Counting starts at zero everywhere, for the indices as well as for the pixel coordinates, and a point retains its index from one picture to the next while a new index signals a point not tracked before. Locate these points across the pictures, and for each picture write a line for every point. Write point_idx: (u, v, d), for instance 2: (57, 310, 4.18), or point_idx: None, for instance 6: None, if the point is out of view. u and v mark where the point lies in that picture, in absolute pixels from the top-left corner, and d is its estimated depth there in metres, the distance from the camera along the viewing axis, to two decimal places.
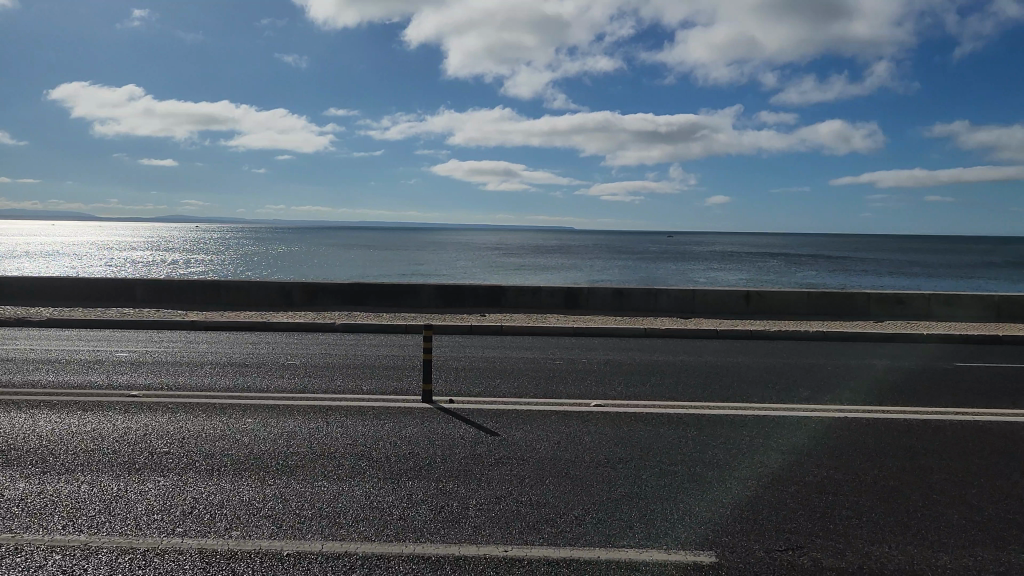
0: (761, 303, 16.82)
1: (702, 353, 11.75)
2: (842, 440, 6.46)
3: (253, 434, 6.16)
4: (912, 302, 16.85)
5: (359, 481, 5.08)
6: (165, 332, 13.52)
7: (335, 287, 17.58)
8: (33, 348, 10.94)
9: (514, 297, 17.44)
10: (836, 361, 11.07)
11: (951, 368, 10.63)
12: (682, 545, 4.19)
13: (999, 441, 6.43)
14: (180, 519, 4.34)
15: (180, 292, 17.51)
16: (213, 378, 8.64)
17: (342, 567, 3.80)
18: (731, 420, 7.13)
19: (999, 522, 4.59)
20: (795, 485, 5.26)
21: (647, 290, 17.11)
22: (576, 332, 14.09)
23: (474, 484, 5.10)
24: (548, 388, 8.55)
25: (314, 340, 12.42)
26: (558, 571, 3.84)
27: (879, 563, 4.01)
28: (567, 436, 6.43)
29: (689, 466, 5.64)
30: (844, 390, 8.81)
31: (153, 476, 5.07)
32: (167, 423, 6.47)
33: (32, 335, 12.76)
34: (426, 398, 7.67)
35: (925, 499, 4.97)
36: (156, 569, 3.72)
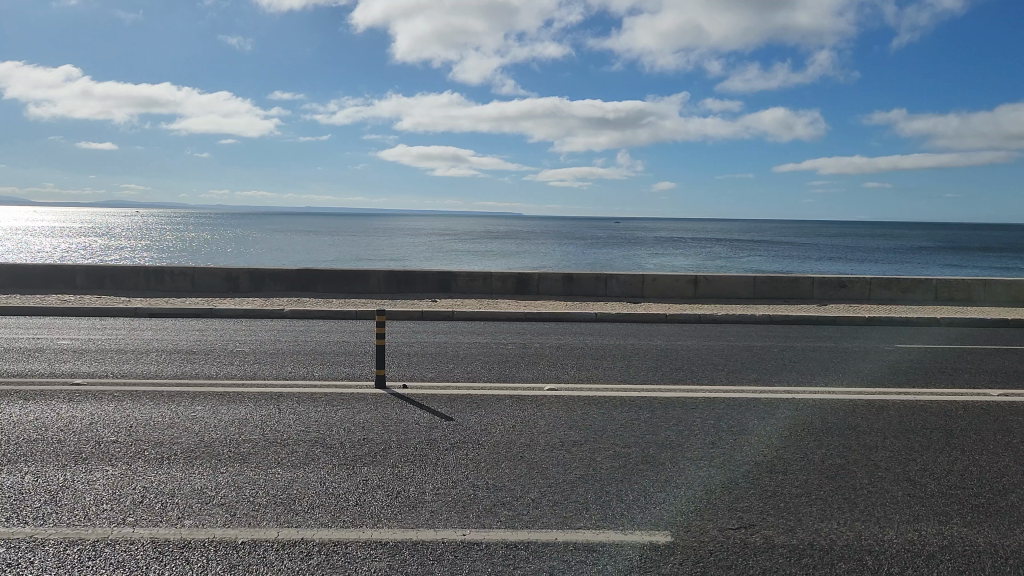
0: (709, 288, 17.09)
1: (653, 337, 11.89)
2: (790, 420, 6.61)
3: (203, 422, 6.04)
4: (854, 286, 17.31)
5: (313, 467, 5.03)
6: (107, 319, 13.14)
7: (283, 273, 17.31)
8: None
9: (465, 282, 17.41)
10: (782, 344, 11.32)
11: (891, 349, 10.97)
12: (638, 525, 4.24)
13: (939, 419, 6.66)
14: (129, 509, 4.24)
15: (122, 279, 17.06)
16: (158, 366, 8.43)
17: (299, 554, 3.76)
18: (683, 402, 7.24)
19: (940, 496, 4.76)
20: (745, 464, 5.37)
21: (597, 275, 17.24)
22: (528, 317, 14.14)
23: (430, 469, 5.08)
24: (502, 373, 8.57)
25: (263, 327, 12.22)
26: (518, 554, 3.85)
27: (830, 539, 4.11)
28: (522, 419, 6.45)
29: (643, 447, 5.71)
30: (790, 371, 9.01)
31: (101, 466, 4.94)
32: (114, 412, 6.30)
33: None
34: (380, 383, 7.61)
35: (871, 476, 5.13)
36: (107, 559, 3.64)
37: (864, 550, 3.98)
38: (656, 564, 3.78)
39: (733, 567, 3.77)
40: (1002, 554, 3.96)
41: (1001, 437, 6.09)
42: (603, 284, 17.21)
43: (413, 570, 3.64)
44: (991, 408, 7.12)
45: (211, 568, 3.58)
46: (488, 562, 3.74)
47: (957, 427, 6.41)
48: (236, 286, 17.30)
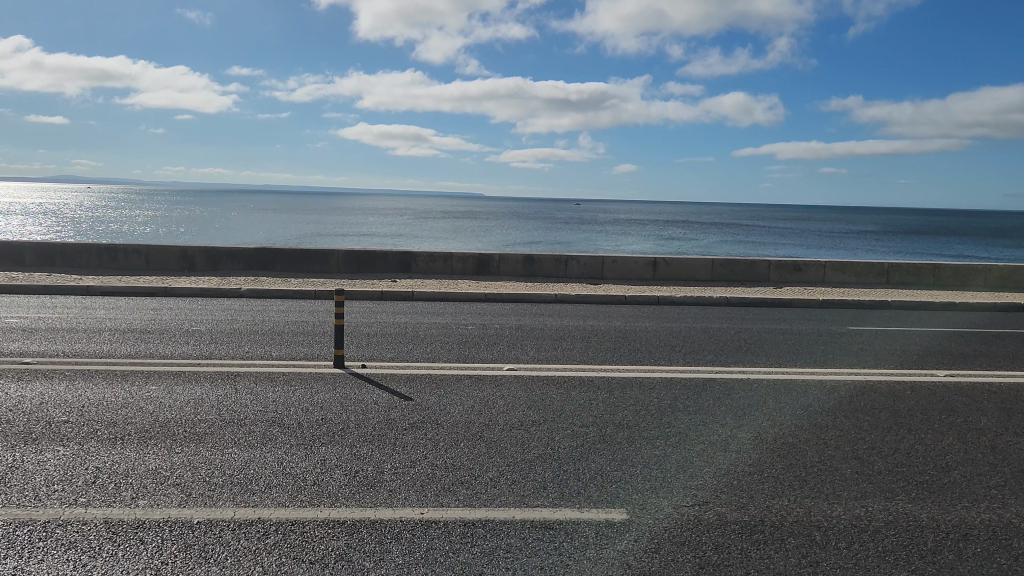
0: (669, 270, 17.26)
1: (611, 318, 11.99)
2: (744, 400, 6.73)
3: (158, 402, 5.96)
4: (809, 269, 17.62)
5: (270, 448, 5.00)
6: (57, 297, 12.85)
7: (240, 252, 17.07)
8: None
9: (425, 263, 17.35)
10: (740, 326, 11.48)
11: (843, 331, 11.21)
12: (594, 504, 4.30)
13: (888, 399, 6.84)
14: (82, 489, 4.17)
15: (73, 256, 16.68)
16: (112, 345, 8.28)
17: (256, 533, 3.74)
18: (640, 382, 7.33)
19: (887, 474, 4.90)
20: (700, 443, 5.46)
21: (558, 256, 17.30)
22: (489, 298, 14.15)
23: (389, 449, 5.08)
24: (461, 353, 8.59)
25: (219, 306, 12.05)
26: (476, 532, 3.89)
27: (780, 515, 4.22)
28: (481, 399, 6.47)
29: (600, 427, 5.77)
30: (746, 353, 9.16)
31: (52, 446, 4.85)
32: (66, 391, 6.19)
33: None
34: (338, 363, 7.57)
35: (821, 454, 5.26)
36: (58, 540, 3.59)
37: (813, 526, 4.09)
38: (612, 541, 3.84)
39: (686, 543, 3.85)
40: (946, 528, 4.10)
41: (946, 416, 6.28)
42: (564, 266, 17.29)
43: (371, 549, 3.65)
44: (937, 388, 7.34)
45: (167, 548, 3.55)
46: (445, 540, 3.78)
47: (904, 407, 6.59)
48: (192, 264, 17.03)
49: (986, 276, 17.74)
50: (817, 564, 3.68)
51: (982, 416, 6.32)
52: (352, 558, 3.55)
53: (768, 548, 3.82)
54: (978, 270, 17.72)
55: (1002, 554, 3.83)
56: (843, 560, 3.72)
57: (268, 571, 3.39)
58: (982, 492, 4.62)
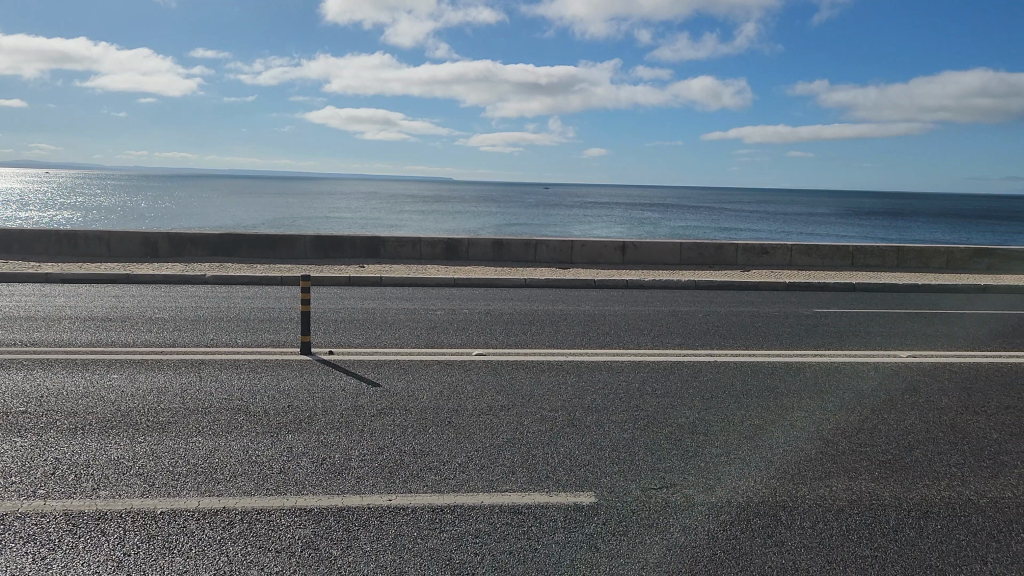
0: (637, 254, 17.34)
1: (580, 302, 12.01)
2: (711, 382, 6.78)
3: (120, 390, 5.86)
4: (775, 252, 17.79)
5: (235, 436, 4.93)
6: (14, 285, 12.57)
7: (204, 238, 16.82)
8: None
9: (394, 248, 17.24)
10: (707, 309, 11.56)
11: (808, 313, 11.34)
12: (562, 487, 4.31)
13: (852, 380, 6.94)
14: (42, 480, 4.09)
15: (31, 243, 16.33)
16: (72, 334, 8.12)
17: (221, 523, 3.70)
18: (609, 365, 7.37)
19: (851, 453, 4.97)
20: (668, 426, 5.49)
21: (527, 241, 17.28)
22: (458, 283, 14.11)
23: (356, 436, 5.05)
24: (429, 339, 8.56)
25: (183, 293, 11.88)
26: (445, 517, 3.87)
27: (746, 496, 4.26)
28: (449, 385, 6.45)
29: (568, 411, 5.79)
30: (713, 336, 9.22)
31: (9, 438, 4.74)
32: (24, 381, 6.06)
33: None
34: (305, 350, 7.50)
35: (786, 435, 5.31)
36: (17, 533, 3.51)
37: (778, 506, 4.13)
38: (580, 524, 3.85)
39: (653, 525, 3.87)
40: (907, 506, 4.17)
41: (909, 396, 6.39)
42: (532, 250, 17.27)
43: (339, 536, 3.62)
44: (899, 368, 7.47)
45: (129, 539, 3.50)
46: (414, 526, 3.76)
47: (868, 387, 6.70)
48: (155, 250, 16.76)
49: (948, 258, 18.06)
50: (781, 543, 3.72)
51: (944, 395, 6.44)
52: (319, 546, 3.52)
53: (734, 529, 3.86)
54: (940, 251, 18.02)
55: (963, 530, 3.90)
56: (808, 540, 3.76)
57: (234, 560, 3.36)
58: (942, 470, 4.71)
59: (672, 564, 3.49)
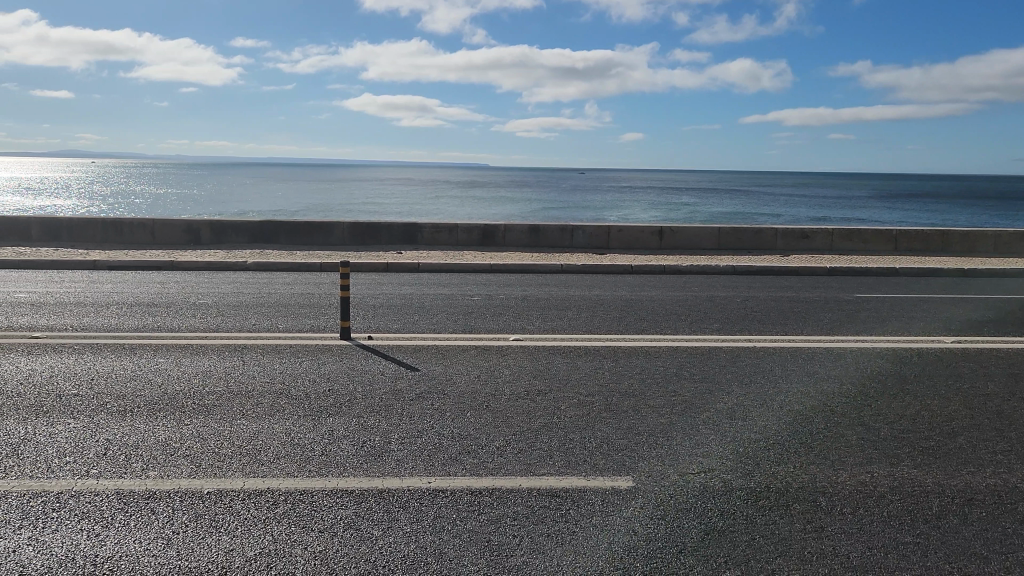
0: (675, 239, 17.21)
1: (617, 288, 11.98)
2: (750, 368, 6.74)
3: (166, 374, 6.01)
4: (816, 236, 17.53)
5: (278, 418, 5.04)
6: (64, 272, 12.89)
7: (244, 225, 17.06)
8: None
9: (431, 234, 17.33)
10: (745, 294, 11.45)
11: (849, 298, 11.18)
12: (599, 472, 4.33)
13: (895, 366, 6.84)
14: (94, 460, 4.22)
15: (79, 231, 16.71)
16: (119, 319, 8.32)
17: (265, 503, 3.79)
18: (646, 351, 7.35)
19: (893, 440, 4.91)
20: (706, 411, 5.47)
21: (563, 226, 17.24)
22: (494, 269, 14.15)
23: (395, 419, 5.12)
24: (467, 324, 8.61)
25: (225, 279, 12.07)
26: (483, 500, 3.92)
27: (786, 481, 4.24)
28: (486, 369, 6.50)
29: (605, 396, 5.80)
30: (751, 321, 9.14)
31: (63, 419, 4.89)
32: (74, 364, 6.24)
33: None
34: (344, 335, 7.60)
35: (827, 421, 5.26)
36: (72, 510, 3.64)
37: (818, 492, 4.11)
38: (618, 508, 3.87)
39: (691, 510, 3.88)
40: (951, 493, 4.12)
41: (954, 383, 6.28)
42: (569, 235, 17.24)
43: (380, 517, 3.69)
44: (944, 354, 7.34)
45: (177, 518, 3.60)
46: (453, 508, 3.81)
47: (911, 372, 6.60)
48: (197, 237, 17.06)
49: (995, 242, 17.64)
50: (822, 530, 3.70)
51: (990, 382, 6.31)
52: (360, 527, 3.58)
53: (773, 514, 3.85)
54: (987, 235, 17.60)
55: (1008, 518, 3.84)
56: (848, 526, 3.74)
57: (278, 540, 3.44)
58: (987, 457, 4.63)
59: (709, 548, 3.50)
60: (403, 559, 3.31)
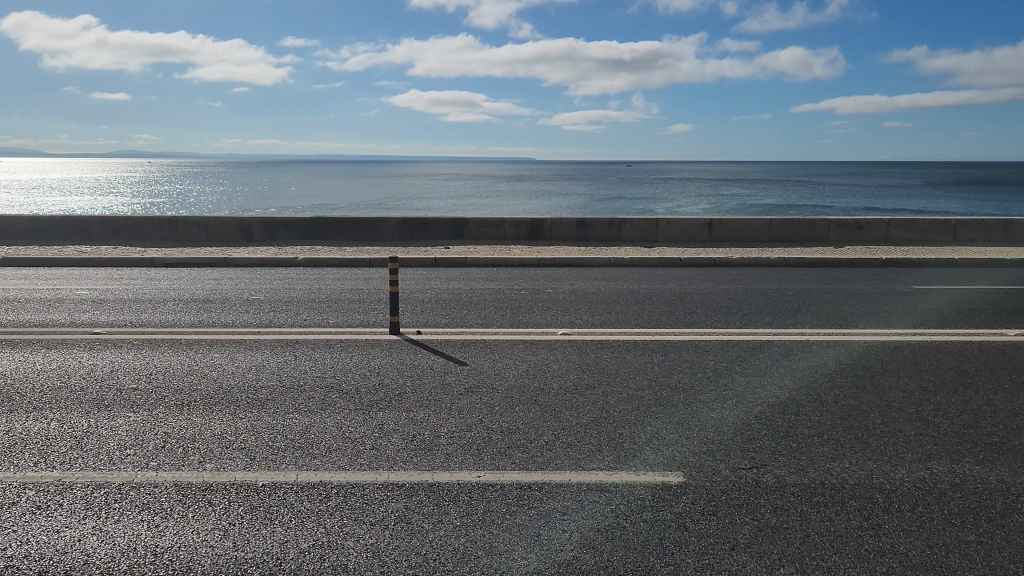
0: (725, 231, 16.99)
1: (665, 281, 11.86)
2: (803, 361, 6.62)
3: (221, 369, 6.13)
4: (870, 227, 17.13)
5: (330, 412, 5.10)
6: (122, 269, 13.25)
7: (295, 222, 17.33)
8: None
9: (478, 229, 17.38)
10: (798, 286, 11.26)
11: (905, 290, 10.92)
12: (649, 467, 4.29)
13: (955, 360, 6.65)
14: (153, 453, 4.33)
15: (137, 229, 17.15)
16: (176, 315, 8.52)
17: (318, 495, 3.84)
18: (696, 344, 7.28)
19: (953, 435, 4.77)
20: (758, 406, 5.39)
21: (611, 220, 17.14)
22: (542, 263, 14.13)
23: (444, 413, 5.15)
24: (515, 318, 8.61)
25: (277, 276, 12.27)
26: (533, 494, 3.92)
27: (841, 477, 4.15)
28: (534, 364, 6.50)
29: (655, 390, 5.74)
30: (804, 314, 8.98)
31: (123, 412, 5.03)
32: (134, 360, 6.40)
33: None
34: (394, 330, 7.66)
35: (884, 416, 5.14)
36: (133, 502, 3.74)
37: (875, 489, 4.01)
38: (669, 504, 3.83)
39: (743, 506, 3.82)
40: (1016, 491, 3.99)
41: (1019, 377, 6.08)
42: (617, 229, 17.12)
43: (430, 511, 3.71)
44: (1008, 347, 7.11)
45: (234, 510, 3.67)
46: (502, 502, 3.82)
47: (972, 366, 6.41)
48: (250, 234, 17.38)
49: None
50: (879, 527, 3.62)
51: None
52: (411, 520, 3.61)
53: (828, 511, 3.77)
54: None
55: None
56: (907, 523, 3.64)
57: (331, 532, 3.48)
58: None
59: (763, 545, 3.44)
60: (453, 553, 3.32)
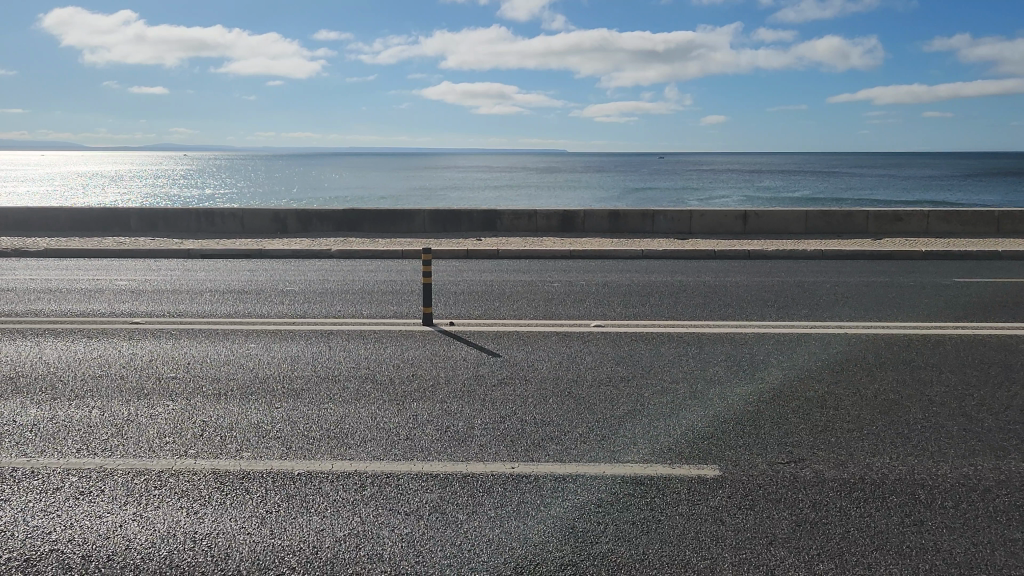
0: (760, 223, 16.79)
1: (699, 273, 11.75)
2: (840, 355, 6.51)
3: (257, 359, 6.19)
4: (910, 219, 16.81)
5: (365, 403, 5.12)
6: (160, 260, 13.44)
7: (329, 214, 17.44)
8: (29, 279, 10.90)
9: (510, 221, 17.36)
10: (835, 279, 11.09)
11: (946, 283, 10.70)
12: (684, 460, 4.25)
13: (1000, 354, 6.50)
14: (191, 441, 4.39)
15: (175, 221, 17.40)
16: (212, 305, 8.63)
17: (353, 485, 3.86)
18: (731, 337, 7.19)
19: (997, 432, 4.66)
20: (795, 399, 5.31)
21: (644, 212, 17.01)
22: (574, 255, 14.07)
23: (478, 405, 5.14)
24: (548, 310, 8.58)
25: (311, 267, 12.37)
26: (566, 486, 3.90)
27: (881, 473, 4.08)
28: (567, 356, 6.47)
29: (690, 383, 5.69)
30: (842, 307, 8.84)
31: (162, 401, 5.10)
32: (171, 349, 6.48)
33: (25, 265, 12.68)
34: (427, 321, 7.67)
35: (925, 411, 5.04)
36: (172, 489, 3.78)
37: (917, 484, 3.94)
38: (705, 497, 3.79)
39: (782, 500, 3.77)
40: None
41: None
42: (650, 221, 16.99)
43: (465, 501, 3.71)
44: None
45: (270, 498, 3.70)
46: (537, 494, 3.80)
47: (1016, 361, 6.26)
48: (285, 227, 17.53)
49: None
50: (922, 523, 3.55)
51: None
52: (446, 511, 3.61)
53: (868, 507, 3.70)
54: None
55: None
56: (950, 520, 3.57)
57: (366, 521, 3.50)
58: None
59: (801, 540, 3.39)
60: (488, 544, 3.32)
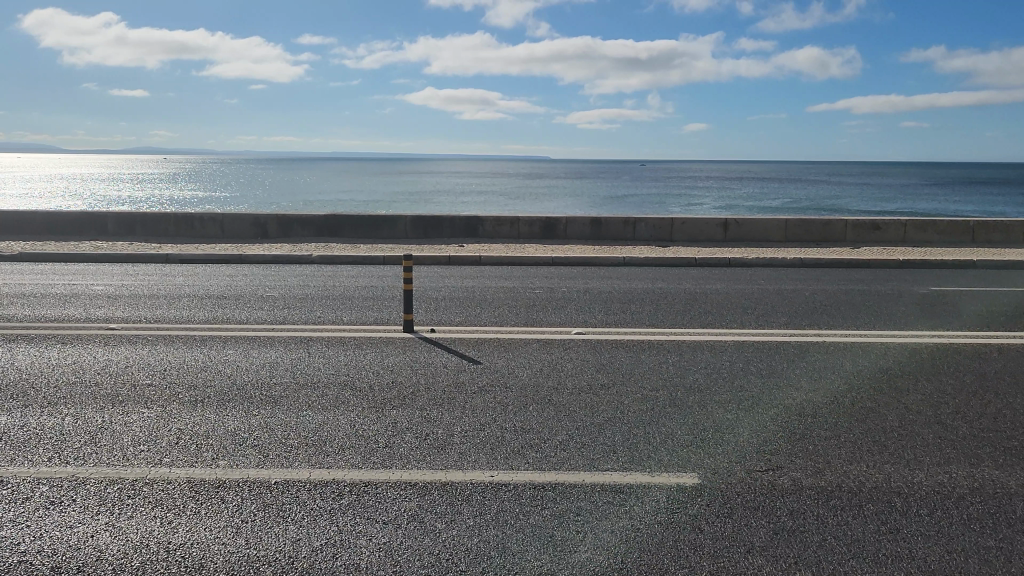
0: (740, 231, 16.88)
1: (679, 281, 11.80)
2: (819, 363, 6.55)
3: (235, 365, 6.14)
4: (888, 228, 16.96)
5: (344, 411, 5.09)
6: (137, 265, 13.31)
7: (310, 219, 17.35)
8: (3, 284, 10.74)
9: (492, 227, 17.35)
10: (814, 287, 11.16)
11: (923, 292, 10.79)
12: (664, 468, 4.25)
13: (975, 362, 6.56)
14: (167, 449, 4.34)
15: (153, 224, 17.24)
16: (190, 311, 8.55)
17: (330, 494, 3.83)
18: (710, 345, 7.22)
19: (971, 439, 4.71)
20: (774, 407, 5.34)
21: (625, 219, 17.08)
22: (555, 262, 14.09)
23: (457, 412, 5.13)
24: (528, 317, 8.58)
25: (291, 272, 12.30)
26: (545, 495, 3.89)
27: (858, 481, 4.10)
28: (548, 363, 6.46)
29: (669, 391, 5.70)
30: (821, 315, 8.90)
31: (137, 408, 5.04)
32: (148, 356, 6.41)
33: None
34: (406, 328, 7.65)
35: (901, 419, 5.08)
36: (146, 498, 3.73)
37: (893, 492, 3.96)
38: (685, 506, 3.80)
39: (760, 509, 3.78)
40: None
41: None
42: (631, 228, 17.04)
43: (443, 510, 3.69)
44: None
45: (246, 507, 3.67)
46: (515, 503, 3.79)
47: (992, 370, 6.32)
48: (265, 231, 17.42)
49: None
50: (897, 531, 3.57)
51: None
52: (424, 520, 3.59)
53: (845, 515, 3.72)
54: None
55: None
56: (925, 528, 3.60)
57: (342, 530, 3.47)
58: None
59: (778, 548, 3.40)
60: (466, 553, 3.30)
